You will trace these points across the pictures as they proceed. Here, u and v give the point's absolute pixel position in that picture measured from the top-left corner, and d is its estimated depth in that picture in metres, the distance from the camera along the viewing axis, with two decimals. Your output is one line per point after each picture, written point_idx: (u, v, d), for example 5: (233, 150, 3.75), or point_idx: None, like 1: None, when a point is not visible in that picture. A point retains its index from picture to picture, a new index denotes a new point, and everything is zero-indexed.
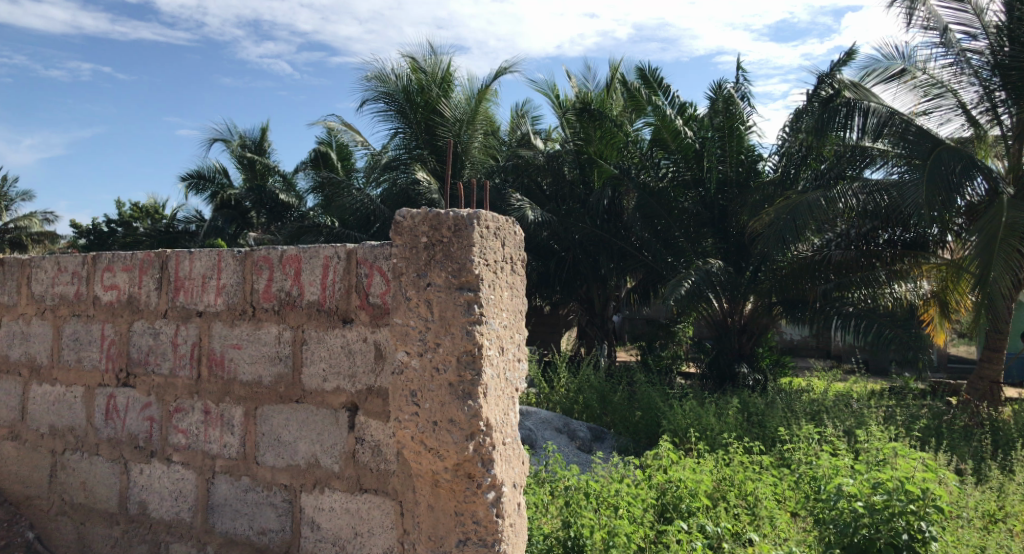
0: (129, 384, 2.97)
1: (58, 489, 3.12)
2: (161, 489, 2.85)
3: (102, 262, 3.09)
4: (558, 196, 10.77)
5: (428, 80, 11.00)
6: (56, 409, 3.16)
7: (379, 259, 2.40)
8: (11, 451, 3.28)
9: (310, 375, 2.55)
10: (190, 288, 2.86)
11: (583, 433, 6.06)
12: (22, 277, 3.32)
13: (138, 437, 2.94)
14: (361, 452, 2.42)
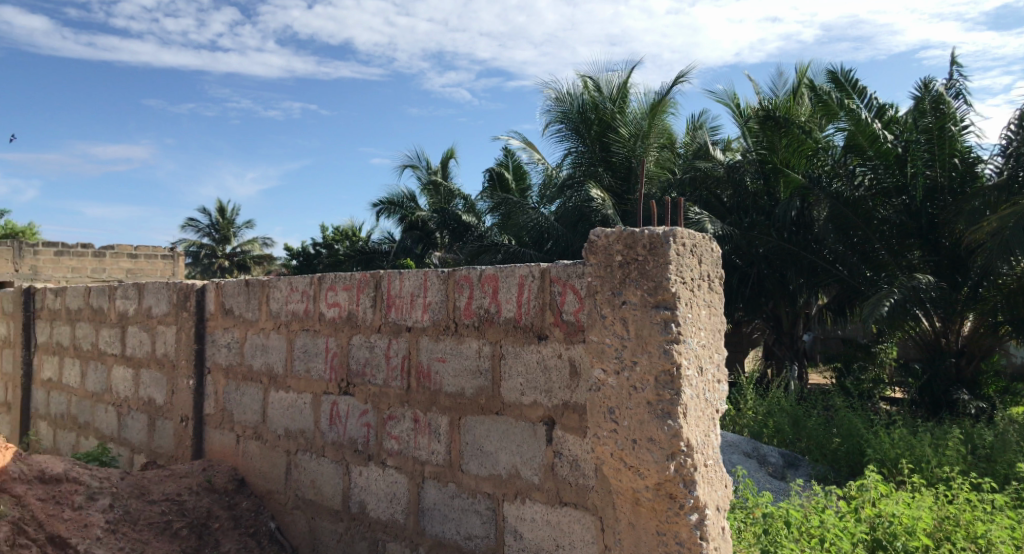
0: (349, 393, 3.28)
1: (292, 486, 3.50)
2: (378, 490, 3.11)
3: (325, 282, 3.44)
4: (739, 208, 10.30)
5: (602, 98, 11.23)
6: (290, 414, 3.55)
7: (572, 277, 2.47)
8: (255, 449, 3.73)
9: (509, 388, 2.67)
10: (400, 305, 3.10)
11: (775, 459, 5.74)
12: (262, 296, 3.77)
13: (357, 441, 3.23)
14: (560, 465, 2.49)
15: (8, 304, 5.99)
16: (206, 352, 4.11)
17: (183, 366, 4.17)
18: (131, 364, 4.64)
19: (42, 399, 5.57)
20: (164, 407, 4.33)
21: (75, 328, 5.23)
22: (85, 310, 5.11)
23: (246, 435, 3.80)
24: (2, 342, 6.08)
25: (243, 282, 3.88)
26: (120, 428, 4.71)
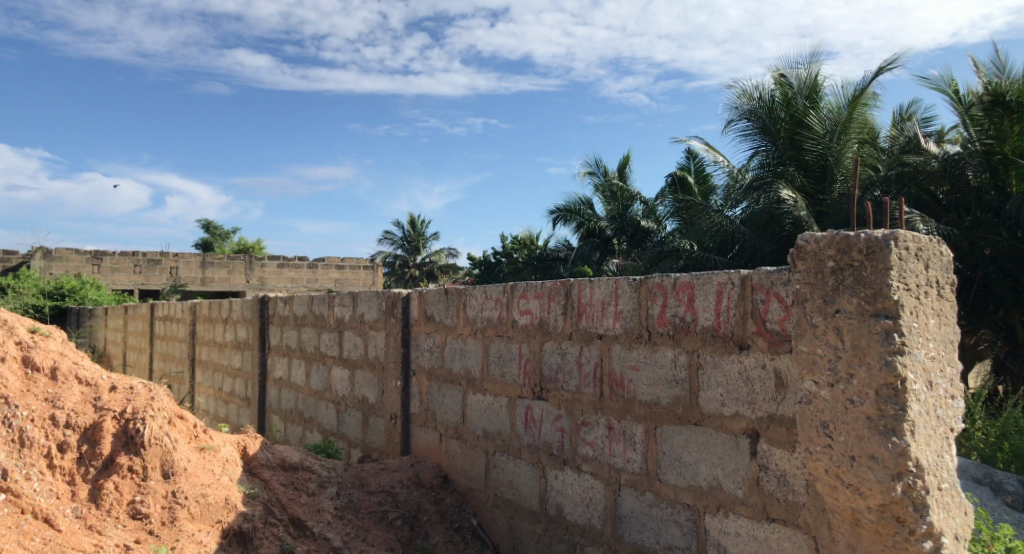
0: (543, 397, 3.37)
1: (492, 485, 3.65)
2: (574, 495, 3.17)
3: (518, 290, 3.56)
4: (959, 206, 9.33)
5: (794, 93, 10.63)
6: (487, 416, 3.72)
7: (777, 284, 2.37)
8: (456, 448, 3.95)
9: (708, 398, 2.62)
10: (591, 312, 3.14)
11: (1013, 487, 5.08)
12: (460, 303, 3.98)
13: (552, 445, 3.30)
14: (766, 480, 2.40)
15: (247, 311, 6.82)
16: (411, 355, 4.41)
17: (392, 368, 4.51)
18: (347, 365, 5.09)
19: (274, 396, 6.27)
20: (376, 405, 4.70)
21: (300, 332, 5.83)
22: (309, 316, 5.69)
23: (448, 434, 4.02)
24: (242, 344, 6.93)
25: (442, 290, 4.12)
26: (339, 423, 5.19)
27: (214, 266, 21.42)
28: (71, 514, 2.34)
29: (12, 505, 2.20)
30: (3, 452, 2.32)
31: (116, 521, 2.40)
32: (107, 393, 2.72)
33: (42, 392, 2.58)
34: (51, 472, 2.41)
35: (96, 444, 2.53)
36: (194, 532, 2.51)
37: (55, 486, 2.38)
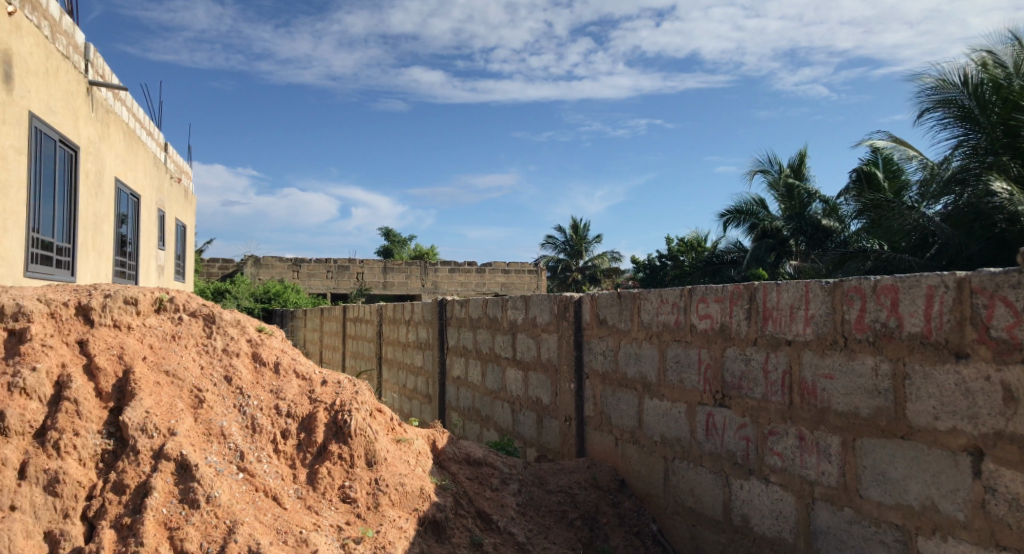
0: (726, 405, 3.28)
1: (672, 492, 3.60)
2: (762, 506, 3.05)
3: (696, 294, 3.49)
4: None
5: (1008, 74, 9.53)
6: (665, 421, 3.68)
7: (1003, 287, 2.16)
8: (633, 452, 3.93)
9: (917, 411, 2.42)
10: (778, 318, 3.01)
11: None
12: (634, 307, 3.96)
13: (737, 454, 3.20)
14: (993, 503, 2.19)
15: (427, 313, 7.20)
16: (584, 358, 4.44)
17: (565, 371, 4.59)
18: (521, 366, 5.23)
19: (453, 394, 6.58)
20: (550, 406, 4.79)
21: (476, 334, 6.08)
22: (484, 318, 5.91)
23: (624, 438, 4.02)
24: (423, 344, 7.33)
25: (616, 294, 4.12)
26: (514, 422, 5.34)
27: (394, 271, 22.85)
28: (293, 494, 2.59)
29: (248, 483, 2.49)
30: (240, 436, 2.63)
31: (330, 503, 2.63)
32: (320, 387, 2.98)
33: (267, 384, 2.89)
34: (277, 456, 2.68)
35: (312, 432, 2.78)
36: (395, 517, 2.70)
37: (280, 468, 2.65)
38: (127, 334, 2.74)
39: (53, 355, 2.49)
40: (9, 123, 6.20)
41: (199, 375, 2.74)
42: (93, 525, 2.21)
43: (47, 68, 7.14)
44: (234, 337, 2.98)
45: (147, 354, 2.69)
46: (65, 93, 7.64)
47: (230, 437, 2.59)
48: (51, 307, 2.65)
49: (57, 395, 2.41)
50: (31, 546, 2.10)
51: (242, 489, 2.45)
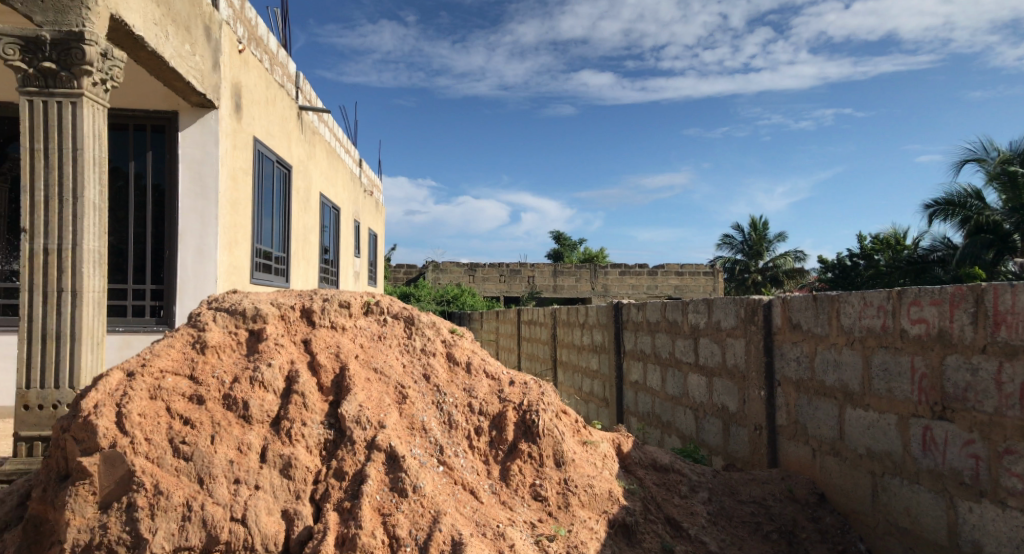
0: (947, 418, 2.99)
1: (882, 510, 3.35)
2: (997, 533, 2.75)
3: (907, 296, 3.21)
4: None
5: None
6: (872, 433, 3.42)
7: None
8: (834, 465, 3.69)
9: None
10: (1014, 323, 2.70)
11: None
12: (832, 311, 3.71)
13: (962, 473, 2.91)
14: None
15: (602, 316, 7.20)
16: (776, 364, 4.23)
17: (754, 377, 4.40)
18: (704, 372, 5.08)
19: (631, 398, 6.53)
20: (737, 414, 4.62)
21: (654, 338, 5.98)
22: (662, 322, 5.82)
23: (823, 450, 3.78)
24: (599, 347, 7.34)
25: (810, 297, 3.88)
26: (698, 430, 5.20)
27: (564, 274, 23.19)
28: (488, 489, 2.70)
29: (448, 476, 2.64)
30: (439, 431, 2.78)
31: (522, 499, 2.71)
32: (508, 386, 3.04)
33: (461, 382, 3.01)
34: (472, 452, 2.80)
35: (502, 430, 2.86)
36: (586, 518, 2.72)
37: (475, 463, 2.76)
38: (342, 334, 3.00)
39: (284, 353, 2.81)
40: (239, 148, 7.02)
41: (402, 373, 2.94)
42: (320, 507, 2.45)
43: (267, 96, 7.99)
44: (431, 338, 3.15)
45: (359, 353, 2.94)
46: (280, 118, 8.50)
47: (430, 431, 2.76)
48: (281, 310, 2.98)
49: (288, 388, 2.70)
50: (273, 523, 2.38)
51: (443, 482, 2.60)
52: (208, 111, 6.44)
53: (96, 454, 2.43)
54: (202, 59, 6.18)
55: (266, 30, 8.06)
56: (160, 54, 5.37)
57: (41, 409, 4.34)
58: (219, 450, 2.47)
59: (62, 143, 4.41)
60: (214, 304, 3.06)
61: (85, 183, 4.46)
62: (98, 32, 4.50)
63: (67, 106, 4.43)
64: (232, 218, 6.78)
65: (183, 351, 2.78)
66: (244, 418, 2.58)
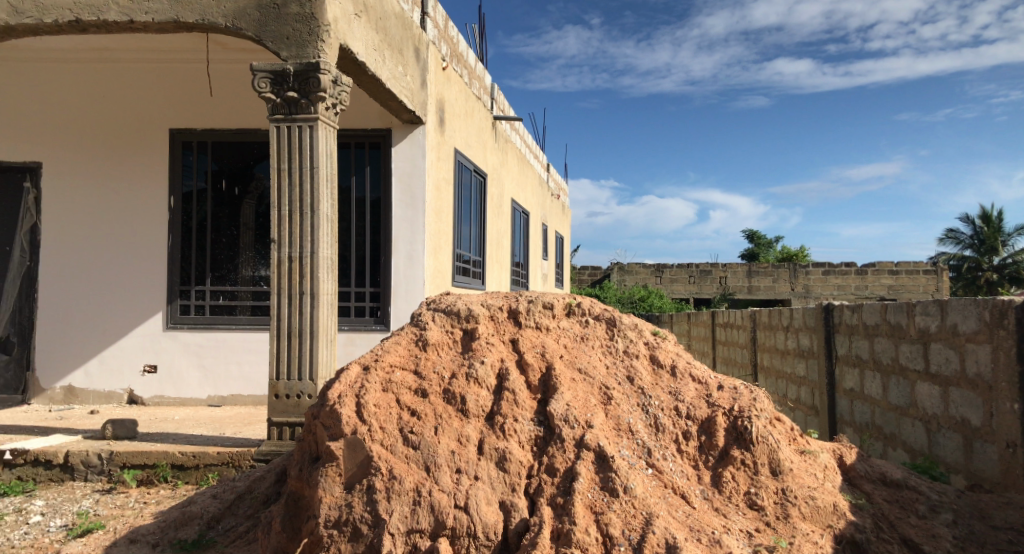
0: None
1: None
2: None
3: None
4: None
5: None
6: None
7: None
8: None
9: None
10: None
11: None
12: None
13: None
14: None
15: (810, 319, 6.75)
16: None
17: (1003, 388, 3.90)
18: (938, 381, 4.60)
19: (846, 407, 6.07)
20: (982, 429, 4.13)
21: (873, 342, 5.51)
22: (883, 326, 5.34)
23: None
24: (806, 352, 6.89)
25: None
26: (931, 444, 4.71)
27: (761, 275, 22.09)
28: (700, 494, 2.64)
29: (657, 479, 2.62)
30: (646, 434, 2.77)
31: (737, 508, 2.61)
32: (717, 391, 2.94)
33: (666, 385, 2.96)
34: (680, 456, 2.75)
35: (712, 436, 2.77)
36: (809, 531, 2.56)
37: (685, 467, 2.71)
38: (547, 335, 3.09)
39: (495, 351, 2.95)
40: (443, 159, 7.47)
41: (607, 373, 2.96)
42: (534, 500, 2.54)
43: (467, 109, 8.42)
44: (633, 339, 3.13)
45: (564, 353, 3.00)
46: (478, 129, 8.92)
47: (637, 433, 2.75)
48: (491, 311, 3.12)
49: (500, 386, 2.84)
50: (492, 513, 2.50)
51: (653, 484, 2.59)
52: (418, 126, 6.91)
53: (340, 439, 2.70)
54: (413, 78, 6.66)
55: (466, 46, 8.50)
56: (379, 77, 5.87)
57: (287, 398, 4.90)
58: (442, 441, 2.66)
59: (302, 162, 4.96)
60: (432, 305, 3.28)
61: (320, 197, 4.97)
62: (330, 61, 5.00)
63: (306, 129, 4.96)
64: (437, 225, 7.22)
65: (408, 349, 3.02)
66: (462, 412, 2.75)
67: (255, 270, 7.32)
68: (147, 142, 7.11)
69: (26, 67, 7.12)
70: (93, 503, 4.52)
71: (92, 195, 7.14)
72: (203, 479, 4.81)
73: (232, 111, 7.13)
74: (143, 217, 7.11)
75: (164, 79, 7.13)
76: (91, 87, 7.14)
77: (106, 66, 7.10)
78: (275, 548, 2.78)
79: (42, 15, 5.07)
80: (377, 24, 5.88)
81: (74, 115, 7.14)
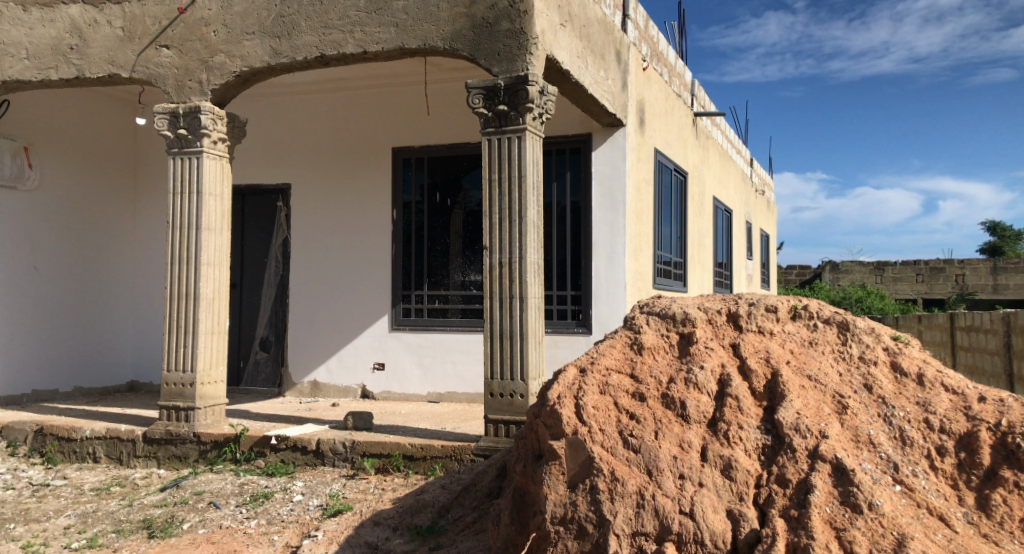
0: None
1: None
2: None
3: None
4: None
5: None
6: None
7: None
8: None
9: None
10: None
11: None
12: None
13: None
14: None
15: None
16: None
17: None
18: None
19: None
20: None
21: None
22: None
23: None
24: None
25: None
26: None
27: (1008, 271, 19.41)
28: (962, 517, 2.38)
29: (908, 497, 2.41)
30: (891, 447, 2.55)
31: (1012, 536, 2.32)
32: (977, 403, 2.64)
33: (912, 395, 2.71)
34: (935, 473, 2.50)
35: (975, 454, 2.49)
36: None
37: (941, 487, 2.46)
38: (771, 339, 2.96)
39: (715, 356, 2.88)
40: (644, 160, 7.43)
41: (840, 381, 2.77)
42: (765, 511, 2.45)
43: (667, 108, 8.30)
44: (871, 345, 2.90)
45: (790, 359, 2.86)
46: (679, 127, 8.74)
47: (880, 446, 2.55)
48: (709, 315, 3.06)
49: (721, 392, 2.76)
50: (719, 521, 2.45)
51: (902, 503, 2.38)
52: (619, 129, 6.92)
53: (562, 439, 2.77)
54: (614, 81, 6.69)
55: (666, 44, 8.38)
56: (582, 83, 5.97)
57: (502, 397, 5.12)
58: (663, 446, 2.65)
59: (511, 171, 5.18)
60: (646, 307, 3.27)
61: (528, 203, 5.15)
62: (538, 72, 5.17)
63: (514, 140, 5.18)
64: (638, 227, 7.19)
65: (623, 352, 3.04)
66: (682, 417, 2.72)
67: (464, 276, 7.64)
68: (374, 161, 7.81)
69: (278, 101, 8.17)
70: (341, 486, 5.07)
71: (328, 210, 7.97)
72: (430, 470, 5.18)
73: (446, 128, 7.58)
74: (371, 229, 7.82)
75: (388, 102, 7.79)
76: (328, 114, 8.01)
77: (340, 94, 7.93)
78: (505, 539, 2.94)
79: (294, 53, 5.76)
80: (581, 31, 6.00)
81: (315, 140, 8.04)
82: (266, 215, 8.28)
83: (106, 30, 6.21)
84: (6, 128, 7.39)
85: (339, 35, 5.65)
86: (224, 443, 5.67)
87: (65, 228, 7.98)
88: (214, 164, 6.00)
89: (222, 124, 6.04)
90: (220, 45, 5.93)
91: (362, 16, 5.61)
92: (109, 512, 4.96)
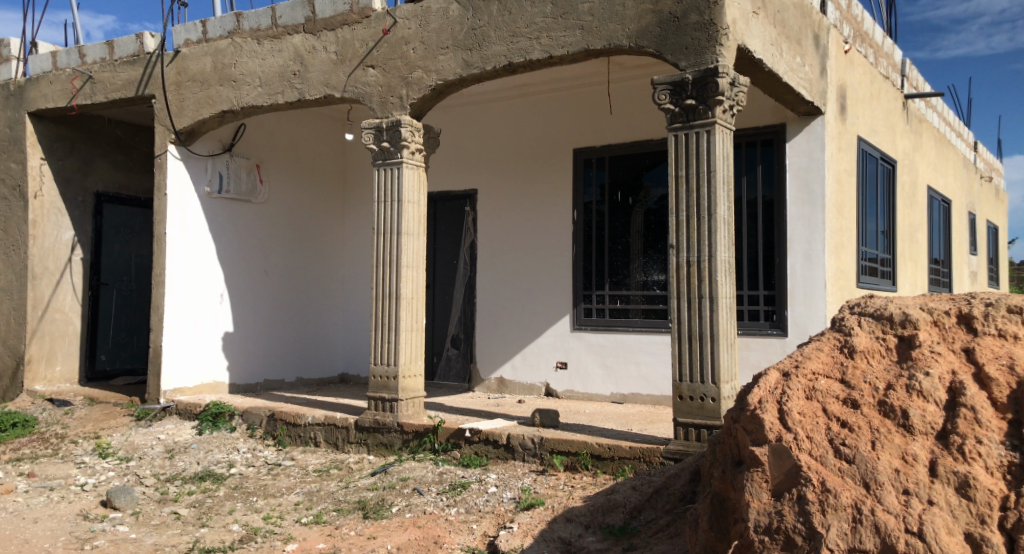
0: None
1: None
2: None
3: None
4: None
5: None
6: None
7: None
8: None
9: None
10: None
11: None
12: None
13: None
14: None
15: None
16: None
17: None
18: None
19: None
20: None
21: None
22: None
23: None
24: None
25: None
26: None
27: None
28: None
29: None
30: None
31: None
32: None
33: None
34: None
35: None
36: None
37: None
38: (1015, 345, 2.62)
39: (943, 362, 2.61)
40: (845, 149, 6.90)
41: None
42: (1014, 538, 2.19)
43: (873, 91, 7.64)
44: None
45: None
46: (886, 112, 8.02)
47: None
48: (934, 316, 2.78)
49: (952, 401, 2.50)
50: (955, 545, 2.23)
51: None
52: (816, 117, 6.49)
53: (765, 445, 2.65)
54: (812, 67, 6.28)
55: (871, 22, 7.72)
56: (776, 71, 5.66)
57: (691, 399, 4.99)
58: (883, 457, 2.45)
59: (700, 167, 5.02)
60: (857, 308, 3.04)
61: (717, 199, 4.97)
62: (728, 63, 4.98)
63: (703, 135, 5.02)
64: (840, 221, 6.70)
65: (832, 355, 2.85)
66: (904, 427, 2.49)
67: (646, 275, 7.49)
68: (559, 164, 7.93)
69: (469, 110, 8.57)
70: (532, 480, 5.20)
71: (515, 213, 8.21)
72: (618, 470, 5.16)
73: (632, 127, 7.51)
74: (556, 231, 7.94)
75: (573, 105, 7.88)
76: (515, 120, 8.25)
77: (526, 100, 8.15)
78: (704, 545, 2.86)
79: (485, 63, 6.00)
80: (775, 17, 5.69)
81: (503, 145, 8.32)
82: (457, 218, 8.69)
83: (323, 55, 6.85)
84: (243, 148, 8.41)
85: (527, 42, 5.81)
86: (424, 433, 6.04)
87: (289, 236, 8.91)
88: (413, 173, 6.40)
89: (420, 135, 6.44)
90: (418, 62, 6.32)
91: (548, 22, 5.72)
92: (330, 492, 5.47)
